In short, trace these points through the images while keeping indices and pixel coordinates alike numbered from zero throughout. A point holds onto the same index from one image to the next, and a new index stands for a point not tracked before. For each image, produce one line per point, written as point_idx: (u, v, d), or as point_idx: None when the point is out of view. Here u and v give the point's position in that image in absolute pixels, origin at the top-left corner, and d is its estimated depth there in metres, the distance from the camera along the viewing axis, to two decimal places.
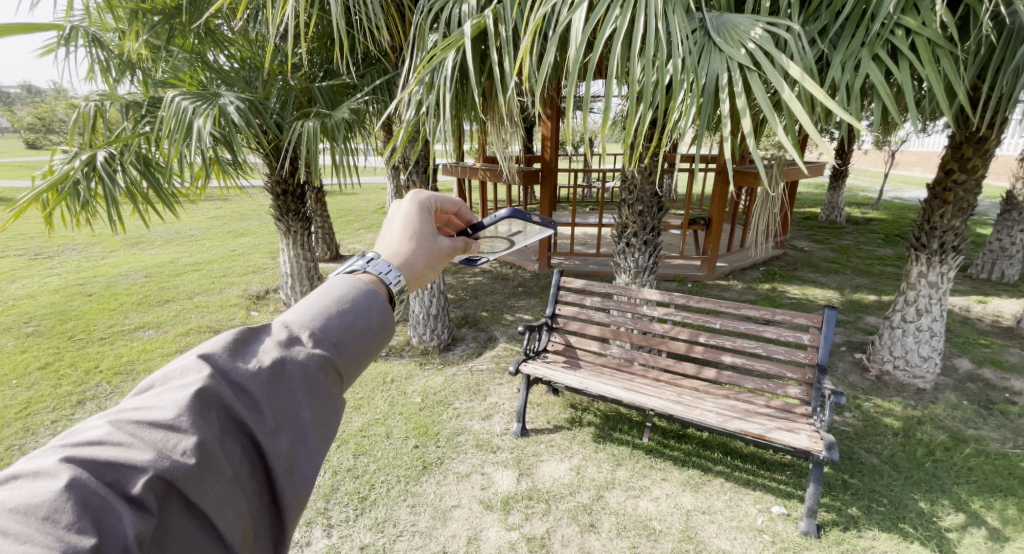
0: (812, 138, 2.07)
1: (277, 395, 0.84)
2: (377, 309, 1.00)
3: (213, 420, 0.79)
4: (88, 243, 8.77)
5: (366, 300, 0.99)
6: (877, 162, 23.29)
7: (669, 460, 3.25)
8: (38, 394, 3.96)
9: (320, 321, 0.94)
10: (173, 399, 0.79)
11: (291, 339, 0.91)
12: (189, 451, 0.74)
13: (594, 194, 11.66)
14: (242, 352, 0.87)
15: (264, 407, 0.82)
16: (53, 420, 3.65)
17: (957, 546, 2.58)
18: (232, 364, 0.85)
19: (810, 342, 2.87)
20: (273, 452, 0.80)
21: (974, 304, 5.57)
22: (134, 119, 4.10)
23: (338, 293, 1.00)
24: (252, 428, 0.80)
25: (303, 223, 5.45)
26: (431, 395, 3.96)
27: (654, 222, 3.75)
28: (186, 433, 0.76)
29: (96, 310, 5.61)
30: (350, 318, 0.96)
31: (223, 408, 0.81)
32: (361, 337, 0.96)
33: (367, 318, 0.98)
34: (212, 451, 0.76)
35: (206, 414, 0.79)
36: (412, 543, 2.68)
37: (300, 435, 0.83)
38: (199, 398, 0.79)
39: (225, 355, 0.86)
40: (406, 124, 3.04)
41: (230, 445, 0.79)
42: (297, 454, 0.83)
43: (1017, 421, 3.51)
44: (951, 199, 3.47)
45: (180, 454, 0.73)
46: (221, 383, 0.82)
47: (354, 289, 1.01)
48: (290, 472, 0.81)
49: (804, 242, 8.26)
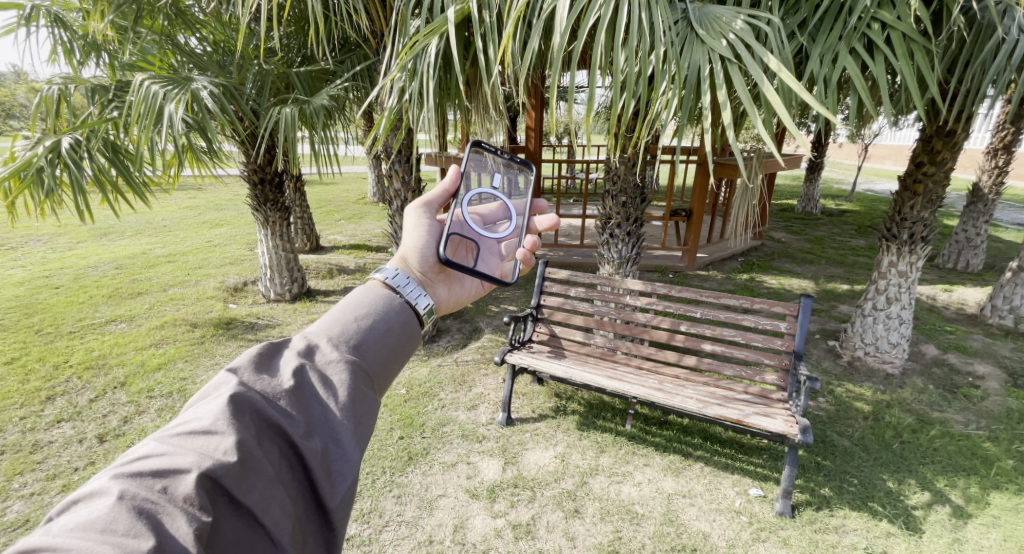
0: (789, 130, 2.10)
1: (303, 403, 1.02)
2: (396, 312, 1.23)
3: (249, 425, 0.96)
4: (55, 234, 8.45)
5: (376, 312, 1.21)
6: (852, 154, 23.81)
7: (651, 446, 3.32)
8: (5, 390, 3.84)
9: (338, 333, 1.15)
10: (209, 409, 0.96)
11: (310, 354, 1.11)
12: (230, 452, 0.91)
13: (577, 185, 11.68)
14: (266, 368, 1.06)
15: (294, 413, 1.00)
16: (22, 417, 3.55)
17: (923, 522, 2.71)
18: (259, 376, 1.03)
19: (786, 330, 2.95)
20: (309, 450, 0.97)
21: (941, 293, 5.79)
22: (100, 103, 3.95)
23: (349, 308, 1.22)
24: (287, 432, 0.97)
25: (282, 213, 5.36)
26: (416, 386, 3.96)
27: (637, 213, 3.79)
28: (225, 437, 0.93)
29: (64, 303, 5.44)
30: (365, 325, 1.18)
31: (257, 414, 0.97)
32: (382, 340, 1.19)
33: (387, 321, 1.21)
34: (250, 451, 0.93)
35: (242, 419, 0.96)
36: (399, 532, 2.69)
37: (330, 435, 1.01)
38: (233, 406, 0.96)
39: (250, 370, 1.04)
40: (388, 113, 3.01)
41: (269, 446, 0.96)
42: (330, 452, 1.00)
43: (979, 404, 3.67)
44: (921, 191, 3.58)
45: (223, 455, 0.90)
46: (253, 391, 0.99)
47: (363, 305, 1.22)
48: (325, 467, 0.98)
49: (781, 233, 8.45)
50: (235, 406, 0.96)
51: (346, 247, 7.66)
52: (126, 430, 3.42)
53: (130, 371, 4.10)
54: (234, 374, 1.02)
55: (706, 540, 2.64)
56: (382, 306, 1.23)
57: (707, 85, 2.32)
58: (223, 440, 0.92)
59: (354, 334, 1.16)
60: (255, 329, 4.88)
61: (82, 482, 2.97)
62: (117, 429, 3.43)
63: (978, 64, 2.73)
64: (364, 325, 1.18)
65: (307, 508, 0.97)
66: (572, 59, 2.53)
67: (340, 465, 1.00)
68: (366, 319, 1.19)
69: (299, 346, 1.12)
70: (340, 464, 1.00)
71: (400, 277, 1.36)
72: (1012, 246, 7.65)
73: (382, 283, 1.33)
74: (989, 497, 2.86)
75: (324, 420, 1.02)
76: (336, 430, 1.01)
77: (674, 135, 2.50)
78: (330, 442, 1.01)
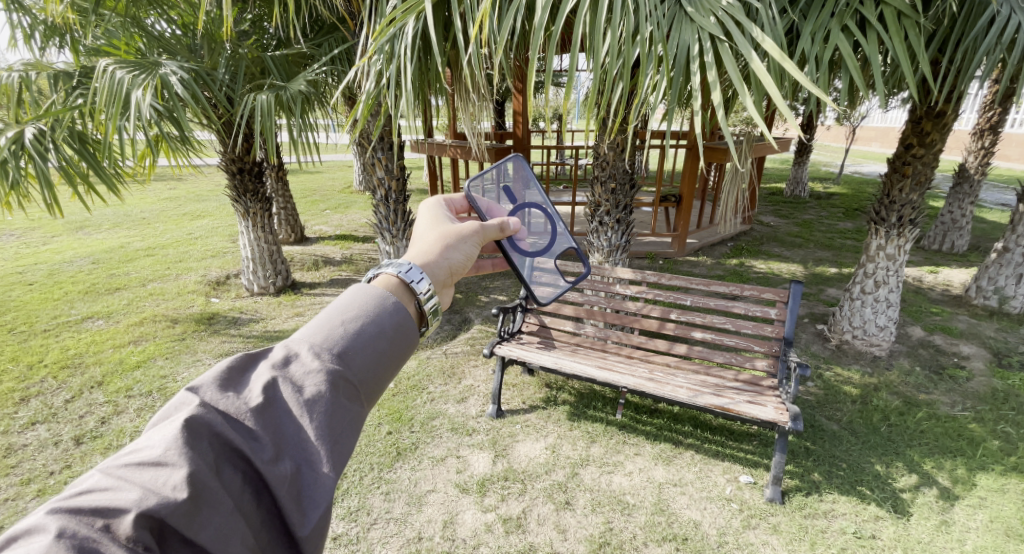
0: (780, 111, 2.02)
1: (271, 422, 0.93)
2: (387, 312, 1.07)
3: (206, 453, 0.88)
4: (28, 228, 8.20)
5: (367, 312, 1.06)
6: (839, 138, 24.07)
7: (642, 435, 3.31)
8: None
9: (321, 338, 1.02)
10: (162, 437, 0.88)
11: (287, 365, 1.00)
12: (180, 487, 0.83)
13: (567, 172, 11.60)
14: (233, 385, 0.97)
15: (259, 436, 0.91)
16: None
17: (911, 505, 2.74)
18: (222, 394, 0.94)
19: (776, 316, 2.93)
20: (277, 474, 0.89)
21: (927, 274, 5.84)
22: (64, 90, 3.75)
23: (340, 307, 1.07)
24: (250, 458, 0.89)
25: (263, 204, 5.22)
26: (405, 380, 3.91)
27: (627, 200, 3.73)
28: (175, 470, 0.84)
29: (38, 300, 5.28)
30: (353, 328, 1.03)
31: (215, 437, 0.89)
32: (370, 340, 1.04)
33: (377, 322, 1.05)
34: (205, 484, 0.85)
35: (198, 445, 0.88)
36: (387, 530, 2.66)
37: (301, 456, 0.92)
38: (188, 433, 0.88)
39: (214, 389, 0.95)
40: (366, 96, 2.89)
41: (228, 473, 0.88)
42: (301, 474, 0.91)
43: (965, 385, 3.71)
44: (910, 173, 3.55)
45: (171, 491, 0.82)
46: (211, 413, 0.91)
47: (354, 303, 1.07)
48: (295, 493, 0.90)
49: (770, 217, 8.47)
50: (189, 433, 0.88)
51: (332, 238, 7.53)
52: (105, 431, 3.33)
53: (108, 370, 4.00)
54: (196, 396, 0.93)
55: (697, 529, 2.64)
56: (375, 305, 1.07)
57: (696, 66, 2.24)
58: (173, 472, 0.84)
59: (340, 339, 1.02)
60: (238, 324, 4.78)
61: (60, 486, 2.90)
62: (95, 430, 3.34)
63: (968, 42, 2.69)
64: (351, 328, 1.03)
65: (274, 539, 0.90)
66: (556, 40, 2.43)
67: (312, 491, 0.90)
68: (355, 321, 1.04)
69: (277, 357, 1.02)
70: (311, 490, 0.91)
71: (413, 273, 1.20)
72: (996, 226, 7.76)
73: (394, 280, 1.18)
74: (975, 478, 2.90)
75: (296, 442, 0.93)
76: (308, 450, 0.92)
77: (663, 118, 2.42)
78: (301, 464, 0.92)
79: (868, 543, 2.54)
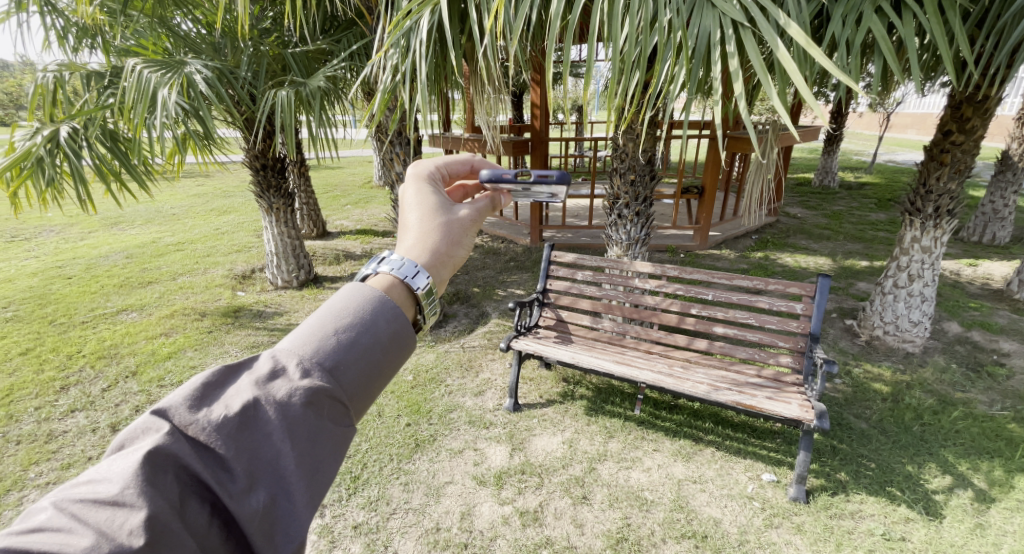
0: (805, 99, 1.93)
1: (245, 449, 0.90)
2: (381, 321, 1.03)
3: (169, 487, 0.84)
4: (66, 224, 8.54)
5: (358, 325, 1.01)
6: (872, 125, 23.19)
7: (661, 431, 3.28)
8: (20, 380, 3.91)
9: (306, 353, 0.98)
10: (121, 472, 0.84)
11: (269, 382, 0.96)
12: (137, 531, 0.80)
13: (586, 164, 11.53)
14: (206, 403, 0.92)
15: (230, 465, 0.88)
16: (37, 406, 3.62)
17: (944, 508, 2.65)
18: (191, 418, 0.90)
19: (802, 311, 2.84)
20: (247, 510, 0.86)
21: (965, 267, 5.59)
22: (96, 90, 3.90)
23: (332, 313, 1.03)
24: (219, 492, 0.86)
25: (286, 200, 5.31)
26: (424, 372, 3.95)
27: (647, 191, 3.66)
28: (134, 510, 0.81)
29: (76, 293, 5.50)
30: (346, 339, 0.99)
31: (180, 469, 0.86)
32: (358, 357, 0.99)
33: (368, 334, 1.01)
34: (167, 524, 0.82)
35: (162, 478, 0.84)
36: (406, 520, 2.70)
37: (275, 487, 0.89)
38: (149, 467, 0.84)
39: (184, 411, 0.91)
40: (382, 91, 2.91)
41: (194, 508, 0.85)
42: (275, 506, 0.89)
43: (1004, 383, 3.55)
44: (948, 161, 3.40)
45: (127, 537, 0.79)
46: (177, 442, 0.87)
47: (346, 310, 1.03)
48: (268, 527, 0.87)
49: (797, 208, 8.24)
50: (151, 466, 0.84)
51: (352, 233, 7.64)
52: None
53: (141, 360, 4.16)
54: (163, 420, 0.89)
55: (717, 527, 2.62)
56: (368, 313, 1.03)
57: (717, 53, 2.16)
58: (132, 514, 0.81)
59: (328, 354, 0.98)
60: (263, 317, 4.90)
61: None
62: (130, 418, 3.48)
63: (1009, 19, 2.55)
64: (343, 340, 0.99)
65: None
66: (571, 30, 2.38)
67: (286, 524, 0.88)
68: (347, 332, 1.00)
69: (261, 370, 0.98)
70: (285, 523, 0.89)
71: (408, 269, 1.17)
72: None
73: (392, 280, 1.14)
74: (1013, 480, 2.78)
75: (271, 471, 0.90)
76: (282, 480, 0.89)
77: (683, 109, 2.36)
78: (276, 494, 0.89)
79: (897, 545, 2.48)
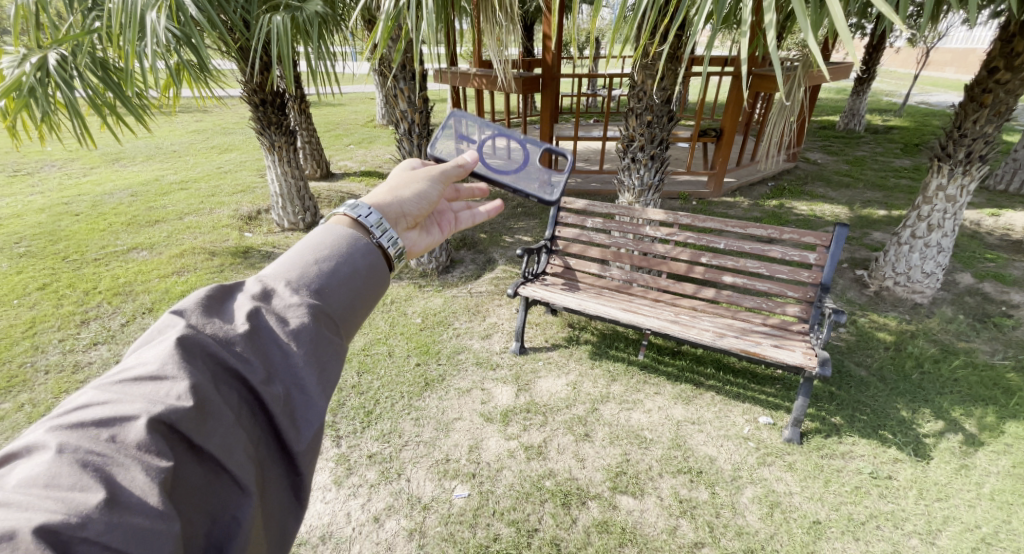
0: (842, 41, 1.78)
1: (263, 347, 0.92)
2: (360, 253, 1.07)
3: (201, 368, 0.86)
4: (68, 159, 8.49)
5: (341, 252, 1.05)
6: (907, 60, 21.80)
7: (663, 375, 3.37)
8: (41, 315, 4.05)
9: (297, 275, 1.01)
10: (155, 353, 0.86)
11: (269, 296, 0.98)
12: (181, 398, 0.81)
13: (597, 105, 11.10)
14: (217, 310, 0.94)
15: (250, 356, 0.90)
16: (60, 339, 3.78)
17: (933, 450, 2.76)
18: (209, 319, 0.92)
19: (815, 262, 2.80)
20: (272, 396, 0.88)
21: (987, 217, 5.45)
22: (80, 13, 3.72)
23: (311, 246, 1.07)
24: (244, 377, 0.87)
25: (288, 137, 5.22)
26: (431, 316, 4.04)
27: (663, 134, 3.53)
28: (173, 382, 0.83)
29: (86, 230, 5.56)
30: (327, 268, 1.02)
31: (209, 356, 0.88)
32: (347, 279, 1.03)
33: (350, 261, 1.04)
34: (205, 397, 0.83)
35: (193, 362, 0.86)
36: (417, 451, 2.87)
37: (291, 380, 0.90)
38: (182, 350, 0.86)
39: (199, 312, 0.92)
40: (385, 22, 2.76)
41: (226, 391, 0.86)
42: (294, 397, 0.90)
43: (1010, 333, 3.56)
44: (989, 102, 3.22)
45: (173, 401, 0.81)
46: (200, 335, 0.89)
47: (325, 243, 1.06)
48: (289, 413, 0.89)
49: (818, 154, 7.96)
50: (183, 351, 0.86)
51: (357, 174, 7.55)
52: None
53: (156, 298, 4.27)
54: (182, 317, 0.91)
55: (712, 464, 2.76)
56: (346, 245, 1.06)
57: None
58: (173, 385, 0.83)
59: (317, 276, 1.01)
60: (272, 259, 4.96)
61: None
62: None
63: None
64: (326, 267, 1.02)
65: (271, 453, 0.88)
66: None
67: (308, 410, 0.90)
68: (329, 260, 1.03)
69: (258, 287, 1.00)
70: (305, 409, 0.90)
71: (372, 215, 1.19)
72: None
73: (350, 220, 1.16)
74: (1004, 426, 2.86)
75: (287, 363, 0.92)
76: (299, 371, 0.91)
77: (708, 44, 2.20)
78: (292, 387, 0.90)
79: (883, 482, 2.61)
